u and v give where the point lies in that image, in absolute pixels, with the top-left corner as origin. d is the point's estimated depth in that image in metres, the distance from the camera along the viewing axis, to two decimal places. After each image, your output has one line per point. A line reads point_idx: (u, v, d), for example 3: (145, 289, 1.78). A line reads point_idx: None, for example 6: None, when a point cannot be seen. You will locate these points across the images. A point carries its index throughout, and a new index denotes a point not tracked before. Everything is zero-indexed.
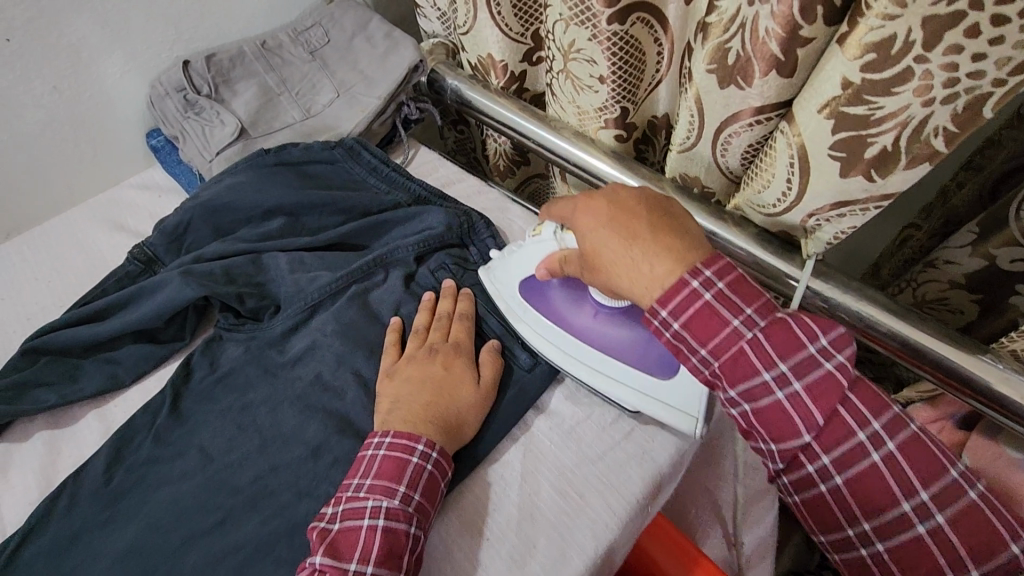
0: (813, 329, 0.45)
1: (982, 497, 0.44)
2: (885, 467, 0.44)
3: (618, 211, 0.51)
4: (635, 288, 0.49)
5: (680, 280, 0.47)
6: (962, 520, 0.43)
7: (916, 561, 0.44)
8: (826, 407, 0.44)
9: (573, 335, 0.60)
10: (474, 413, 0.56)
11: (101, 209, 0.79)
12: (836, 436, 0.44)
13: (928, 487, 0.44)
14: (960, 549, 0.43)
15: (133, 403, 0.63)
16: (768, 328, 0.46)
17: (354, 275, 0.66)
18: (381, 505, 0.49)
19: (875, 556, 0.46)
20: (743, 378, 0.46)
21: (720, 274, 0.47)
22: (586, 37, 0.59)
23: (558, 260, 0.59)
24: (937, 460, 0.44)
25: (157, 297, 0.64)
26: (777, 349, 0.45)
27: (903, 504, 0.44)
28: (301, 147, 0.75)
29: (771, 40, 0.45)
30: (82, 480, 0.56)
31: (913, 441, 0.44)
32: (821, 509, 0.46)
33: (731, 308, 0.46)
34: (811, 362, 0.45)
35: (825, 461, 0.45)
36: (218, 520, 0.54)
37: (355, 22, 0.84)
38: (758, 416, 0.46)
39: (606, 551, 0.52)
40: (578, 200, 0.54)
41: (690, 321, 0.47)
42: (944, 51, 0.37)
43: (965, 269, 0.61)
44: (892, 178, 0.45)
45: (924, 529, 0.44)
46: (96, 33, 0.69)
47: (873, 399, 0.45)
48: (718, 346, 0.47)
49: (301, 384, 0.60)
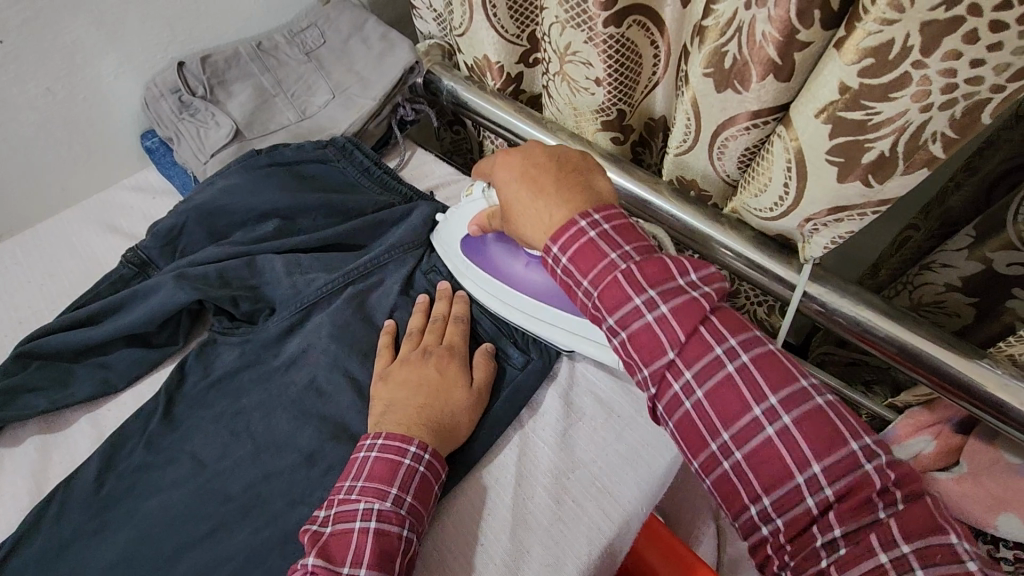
0: (685, 265, 0.49)
1: (830, 404, 0.44)
2: (739, 379, 0.45)
3: (528, 165, 0.55)
4: (536, 236, 0.54)
5: (571, 220, 0.51)
6: (811, 431, 0.43)
7: (769, 467, 0.44)
8: (688, 326, 0.46)
9: (508, 285, 0.63)
10: (469, 418, 0.56)
11: (96, 211, 0.79)
12: (697, 352, 0.46)
13: (777, 393, 0.45)
14: (807, 452, 0.43)
15: (126, 408, 0.62)
16: (642, 261, 0.49)
17: (349, 278, 0.66)
18: (374, 508, 0.48)
19: (735, 468, 0.45)
20: (618, 304, 0.48)
21: (606, 218, 0.50)
22: (582, 40, 0.59)
23: (486, 216, 0.61)
24: (789, 372, 0.45)
25: (150, 301, 0.63)
26: (647, 278, 0.48)
27: (755, 410, 0.45)
28: (293, 147, 0.74)
29: (767, 44, 0.45)
30: (74, 486, 0.56)
31: (765, 357, 0.46)
32: (687, 427, 0.47)
33: (611, 244, 0.50)
34: (679, 290, 0.47)
35: (688, 378, 0.46)
36: (211, 526, 0.53)
37: (350, 22, 0.83)
38: (630, 339, 0.48)
39: (602, 556, 0.52)
40: (497, 157, 0.58)
41: (574, 255, 0.50)
42: (942, 56, 0.37)
43: (962, 273, 0.61)
44: (889, 183, 0.45)
45: (773, 431, 0.44)
46: (91, 34, 0.69)
47: (732, 321, 0.47)
48: (597, 276, 0.49)
49: (295, 389, 0.60)
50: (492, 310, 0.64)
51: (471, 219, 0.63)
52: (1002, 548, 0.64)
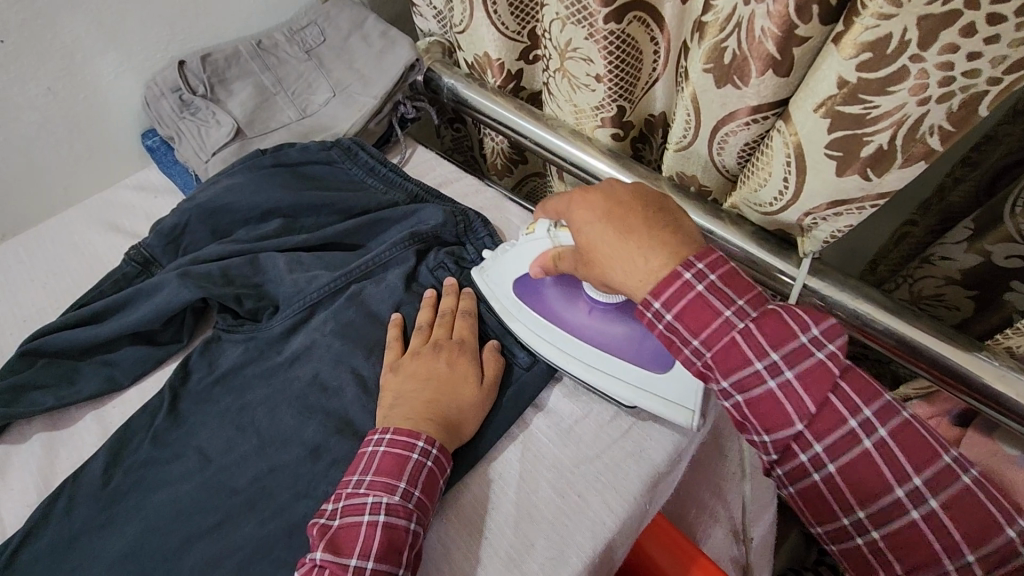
0: (805, 320, 0.45)
1: (977, 482, 0.43)
2: (878, 455, 0.44)
3: (613, 205, 0.51)
4: (631, 282, 0.49)
5: (673, 272, 0.47)
6: (960, 512, 0.43)
7: (912, 548, 0.44)
8: (819, 397, 0.44)
9: (569, 333, 0.60)
10: (473, 413, 0.56)
11: (97, 210, 0.79)
12: (829, 424, 0.44)
13: (922, 473, 0.43)
14: (957, 536, 0.43)
15: (131, 405, 0.63)
16: (759, 317, 0.46)
17: (352, 275, 0.66)
18: (382, 501, 0.49)
19: (870, 544, 0.45)
20: (735, 368, 0.46)
21: (712, 267, 0.46)
22: (582, 36, 0.59)
23: (553, 257, 0.59)
24: (931, 446, 0.44)
25: (155, 299, 0.64)
26: (769, 340, 0.45)
27: (898, 491, 0.44)
28: (299, 148, 0.74)
29: (767, 39, 0.45)
30: (81, 482, 0.56)
31: (906, 429, 0.44)
32: (814, 499, 0.46)
33: (723, 299, 0.46)
34: (805, 352, 0.45)
35: (819, 450, 0.45)
36: (218, 521, 0.54)
37: (350, 21, 0.84)
38: (751, 407, 0.46)
39: (606, 549, 0.52)
40: (573, 195, 0.54)
41: (682, 312, 0.47)
42: (939, 50, 0.38)
43: (961, 266, 0.61)
44: (888, 177, 0.45)
45: (916, 514, 0.43)
46: (91, 33, 0.69)
47: (866, 388, 0.44)
48: (709, 336, 0.46)
49: (299, 384, 0.60)
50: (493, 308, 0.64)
51: (533, 258, 0.61)
52: None
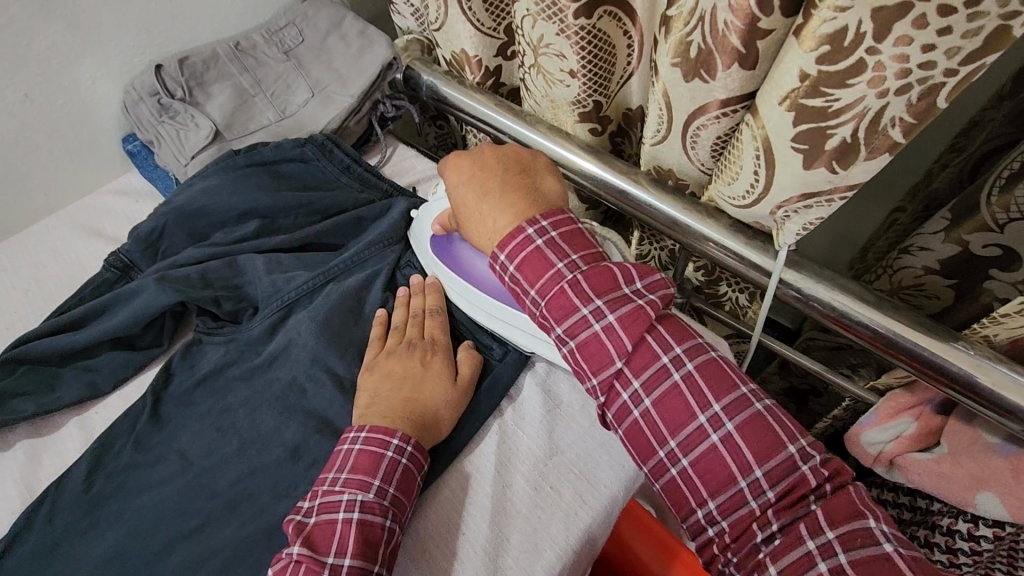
0: (630, 275, 0.54)
1: (768, 408, 0.49)
2: (684, 385, 0.50)
3: (477, 169, 0.59)
4: (484, 239, 0.59)
5: (518, 228, 0.55)
6: (751, 434, 0.48)
7: (714, 472, 0.48)
8: (634, 334, 0.51)
9: (469, 283, 0.62)
10: (451, 412, 0.57)
11: (79, 215, 0.79)
12: (643, 360, 0.51)
13: (719, 400, 0.49)
14: (748, 456, 0.47)
15: (113, 410, 0.63)
16: (588, 271, 0.53)
17: (330, 276, 0.67)
18: (357, 499, 0.49)
19: (682, 474, 0.49)
20: (566, 314, 0.53)
21: (554, 226, 0.55)
22: (554, 32, 0.59)
23: (447, 215, 0.63)
24: (729, 379, 0.50)
25: (133, 304, 0.64)
26: (593, 288, 0.52)
27: (699, 418, 0.49)
28: (272, 147, 0.74)
29: (730, 33, 0.45)
30: (63, 488, 0.56)
31: (709, 363, 0.50)
32: (637, 434, 0.51)
33: (558, 255, 0.54)
34: (624, 299, 0.52)
35: (637, 386, 0.51)
36: (199, 523, 0.54)
37: (328, 20, 0.83)
38: (580, 348, 0.52)
39: (581, 541, 0.53)
40: (450, 157, 0.62)
41: (522, 264, 0.55)
42: (894, 42, 0.37)
43: (940, 255, 0.61)
44: (853, 169, 0.45)
45: (716, 437, 0.48)
46: (65, 40, 0.69)
47: (675, 329, 0.52)
48: (544, 286, 0.54)
49: (278, 386, 0.61)
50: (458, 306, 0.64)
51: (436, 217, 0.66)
52: (982, 526, 0.64)
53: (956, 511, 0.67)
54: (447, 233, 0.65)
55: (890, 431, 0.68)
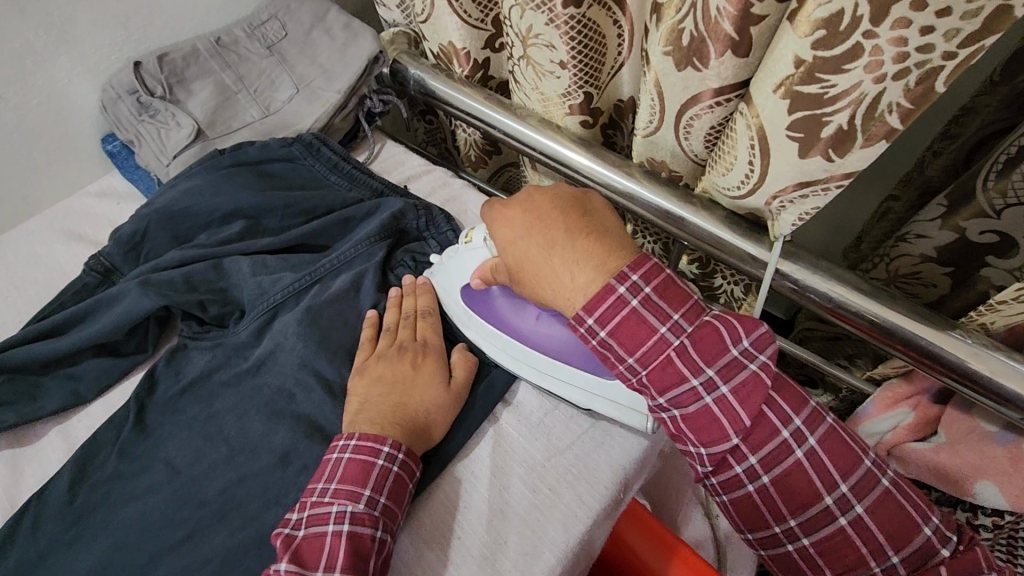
0: (737, 333, 0.48)
1: (893, 482, 0.48)
2: (808, 462, 0.47)
3: (533, 218, 0.54)
4: (560, 299, 0.53)
5: (607, 286, 0.50)
6: (881, 513, 0.47)
7: (842, 555, 0.48)
8: (754, 410, 0.47)
9: (522, 343, 0.58)
10: (443, 414, 0.56)
11: (58, 219, 0.77)
12: (763, 436, 0.47)
13: (847, 480, 0.47)
14: (882, 540, 0.47)
15: (96, 418, 0.61)
16: (695, 335, 0.48)
17: (317, 277, 0.65)
18: (346, 510, 0.48)
19: (800, 549, 0.49)
20: (672, 386, 0.48)
21: (646, 279, 0.49)
22: (542, 22, 0.58)
23: (489, 269, 0.58)
24: (854, 453, 0.47)
25: (116, 309, 0.63)
26: (704, 357, 0.48)
27: (826, 499, 0.47)
28: (258, 145, 0.73)
29: (723, 20, 0.44)
30: (46, 500, 0.55)
31: (831, 436, 0.48)
32: (750, 509, 0.49)
33: (660, 316, 0.49)
34: (738, 365, 0.47)
35: (752, 462, 0.48)
36: (186, 534, 0.53)
37: (312, 14, 0.82)
38: (689, 422, 0.48)
39: (581, 543, 0.52)
40: (495, 211, 0.56)
41: (615, 328, 0.49)
42: (891, 25, 0.36)
43: (936, 243, 0.60)
44: (850, 157, 0.44)
45: (845, 520, 0.47)
46: (39, 38, 0.66)
47: (794, 397, 0.48)
48: (644, 353, 0.49)
49: (267, 392, 0.59)
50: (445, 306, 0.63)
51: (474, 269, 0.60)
52: (981, 514, 0.65)
53: (956, 501, 0.67)
54: (485, 288, 0.60)
55: (885, 421, 0.68)
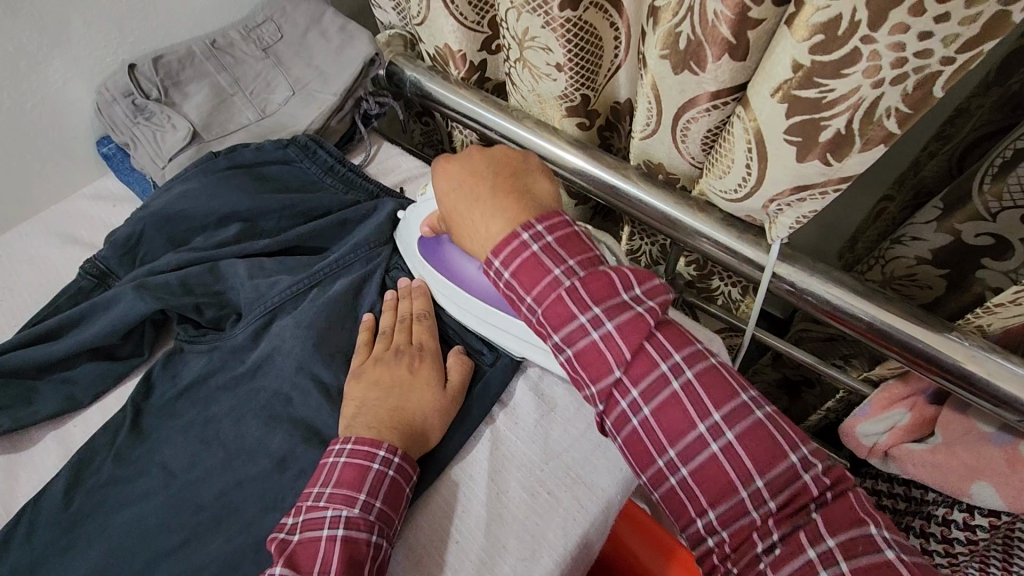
0: (629, 281, 0.52)
1: (768, 416, 0.48)
2: (684, 393, 0.49)
3: (467, 174, 0.58)
4: (478, 245, 0.57)
5: (513, 233, 0.54)
6: (753, 444, 0.47)
7: (713, 482, 0.47)
8: (634, 343, 0.50)
9: (460, 288, 0.61)
10: (439, 418, 0.56)
11: (53, 222, 0.77)
12: (642, 369, 0.50)
13: (720, 410, 0.48)
14: (749, 465, 0.46)
15: (92, 423, 0.61)
16: (585, 277, 0.52)
17: (314, 280, 0.65)
18: (341, 515, 0.48)
19: (682, 483, 0.48)
20: (564, 322, 0.52)
21: (549, 229, 0.54)
22: (539, 24, 0.57)
23: (435, 218, 0.62)
24: (729, 387, 0.49)
25: (111, 312, 0.62)
26: (591, 295, 0.51)
27: (699, 427, 0.48)
28: (254, 148, 0.73)
29: (720, 24, 0.44)
30: (41, 506, 0.54)
31: (710, 371, 0.49)
32: (634, 443, 0.50)
33: (555, 260, 0.53)
34: (623, 306, 0.51)
35: (635, 394, 0.49)
36: (183, 539, 0.52)
37: (308, 17, 0.82)
38: (578, 357, 0.51)
39: (578, 547, 0.52)
40: (437, 163, 0.60)
41: (517, 271, 0.53)
42: (890, 30, 0.37)
43: (932, 245, 0.60)
44: (847, 161, 0.44)
45: (716, 448, 0.47)
46: (32, 40, 0.66)
47: (675, 336, 0.51)
48: (540, 293, 0.53)
49: (264, 396, 0.59)
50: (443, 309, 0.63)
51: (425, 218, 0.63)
52: (978, 514, 0.65)
53: (953, 501, 0.67)
54: (435, 236, 0.63)
55: (882, 423, 0.68)
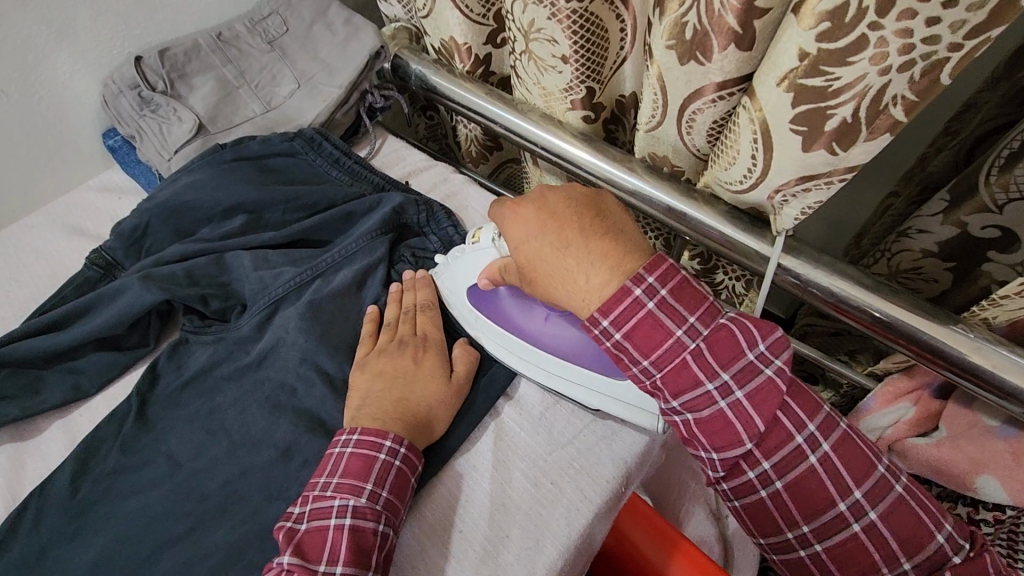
0: (753, 337, 0.47)
1: (906, 488, 0.47)
2: (821, 468, 0.47)
3: (547, 218, 0.52)
4: (574, 297, 0.51)
5: (623, 288, 0.49)
6: (896, 521, 0.47)
7: (856, 560, 0.47)
8: (768, 415, 0.46)
9: (532, 345, 0.58)
10: (444, 409, 0.56)
11: (59, 214, 0.77)
12: (776, 442, 0.47)
13: (861, 486, 0.47)
14: (895, 548, 0.47)
15: (98, 413, 0.61)
16: (710, 337, 0.48)
17: (318, 272, 0.65)
18: (348, 504, 0.48)
19: (813, 555, 0.49)
20: (686, 389, 0.48)
21: (662, 281, 0.48)
22: (544, 16, 0.58)
23: (497, 269, 0.58)
24: (866, 458, 0.47)
25: (118, 303, 0.63)
26: (719, 361, 0.47)
27: (840, 504, 0.47)
28: (260, 140, 0.73)
29: (727, 13, 0.44)
30: (48, 494, 0.55)
31: (845, 442, 0.47)
32: (762, 514, 0.49)
33: (675, 318, 0.48)
34: (753, 370, 0.47)
35: (767, 468, 0.47)
36: (188, 527, 0.53)
37: (313, 9, 0.82)
38: (702, 427, 0.48)
39: (582, 537, 0.52)
40: (507, 210, 0.55)
41: (633, 332, 0.49)
42: (897, 17, 0.36)
43: (938, 238, 0.60)
44: (854, 150, 0.44)
45: (859, 526, 0.47)
46: (39, 33, 0.66)
47: (807, 403, 0.47)
48: (661, 356, 0.48)
49: (269, 386, 0.59)
50: (445, 302, 0.64)
51: (483, 269, 0.59)
52: (982, 509, 0.65)
53: (957, 496, 0.68)
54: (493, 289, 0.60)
55: (887, 416, 0.68)
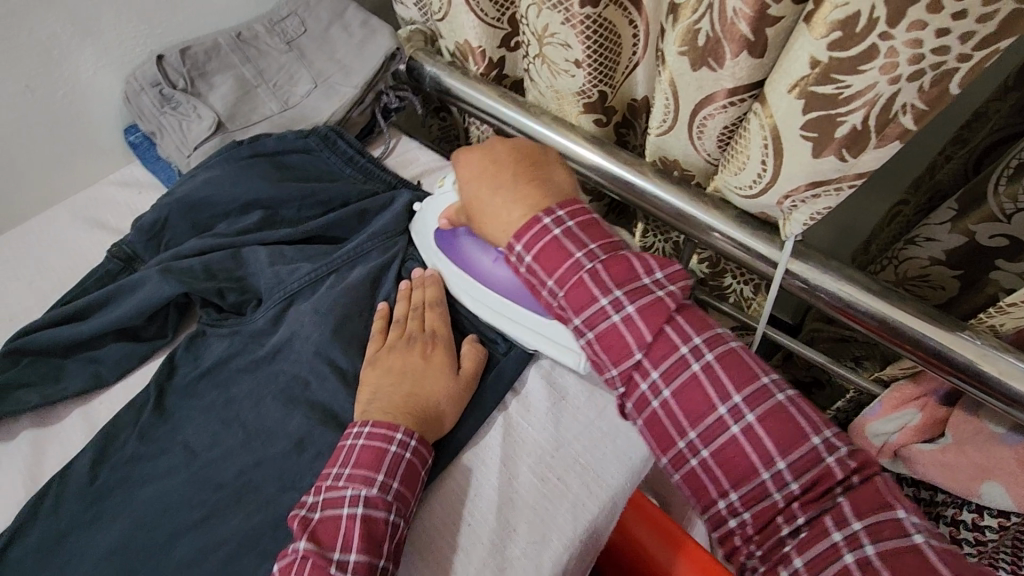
0: (649, 265, 0.56)
1: (789, 400, 0.51)
2: (703, 375, 0.52)
3: (488, 162, 0.62)
4: (499, 232, 0.60)
5: (534, 218, 0.58)
6: (774, 426, 0.50)
7: (735, 464, 0.51)
8: (654, 326, 0.53)
9: (476, 280, 0.63)
10: (453, 405, 0.57)
11: (81, 207, 0.79)
12: (662, 351, 0.53)
13: (740, 392, 0.51)
14: (771, 447, 0.50)
15: (118, 402, 0.63)
16: (607, 260, 0.56)
17: (332, 268, 0.67)
18: (361, 494, 0.49)
19: (703, 463, 0.52)
20: (585, 305, 0.55)
21: (570, 215, 0.57)
22: (559, 21, 0.59)
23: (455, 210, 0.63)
24: (748, 370, 0.52)
25: (137, 295, 0.64)
26: (613, 279, 0.55)
27: (720, 409, 0.52)
28: (277, 137, 0.75)
29: (740, 21, 0.45)
30: (68, 479, 0.56)
31: (729, 355, 0.53)
32: (656, 425, 0.54)
33: (576, 244, 0.56)
34: (644, 290, 0.55)
35: (655, 377, 0.54)
36: (203, 515, 0.54)
37: (331, 11, 0.83)
38: (601, 339, 0.55)
39: (587, 532, 0.53)
40: (460, 153, 0.63)
41: (538, 254, 0.57)
42: (907, 27, 0.37)
43: (946, 246, 0.60)
44: (863, 157, 0.45)
45: (737, 429, 0.51)
46: (66, 31, 0.68)
47: (696, 321, 0.54)
48: (563, 276, 0.56)
49: (284, 379, 0.61)
50: (456, 299, 0.65)
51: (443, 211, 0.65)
52: (987, 516, 0.65)
53: (961, 501, 0.67)
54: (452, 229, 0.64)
55: (893, 421, 0.67)
